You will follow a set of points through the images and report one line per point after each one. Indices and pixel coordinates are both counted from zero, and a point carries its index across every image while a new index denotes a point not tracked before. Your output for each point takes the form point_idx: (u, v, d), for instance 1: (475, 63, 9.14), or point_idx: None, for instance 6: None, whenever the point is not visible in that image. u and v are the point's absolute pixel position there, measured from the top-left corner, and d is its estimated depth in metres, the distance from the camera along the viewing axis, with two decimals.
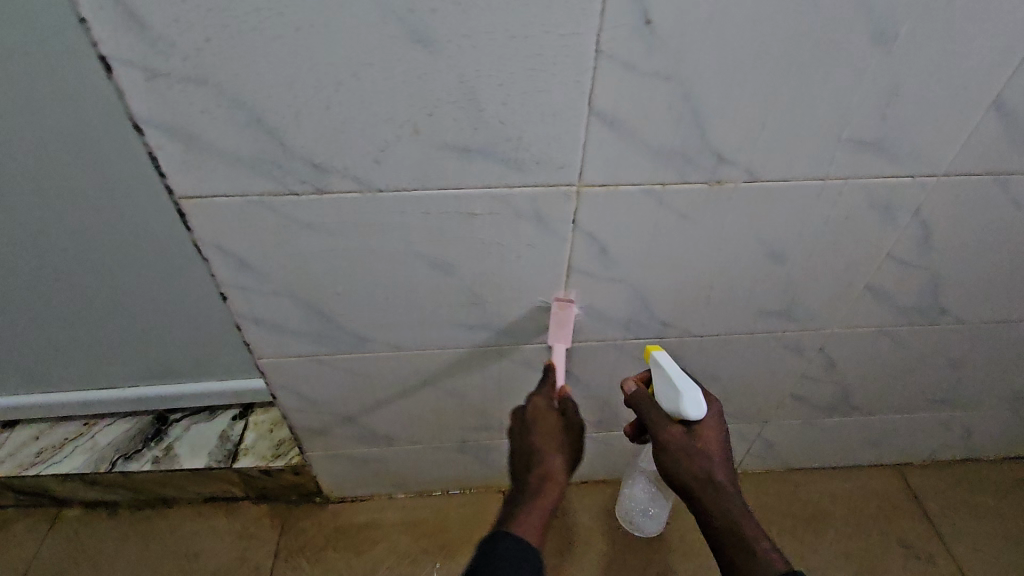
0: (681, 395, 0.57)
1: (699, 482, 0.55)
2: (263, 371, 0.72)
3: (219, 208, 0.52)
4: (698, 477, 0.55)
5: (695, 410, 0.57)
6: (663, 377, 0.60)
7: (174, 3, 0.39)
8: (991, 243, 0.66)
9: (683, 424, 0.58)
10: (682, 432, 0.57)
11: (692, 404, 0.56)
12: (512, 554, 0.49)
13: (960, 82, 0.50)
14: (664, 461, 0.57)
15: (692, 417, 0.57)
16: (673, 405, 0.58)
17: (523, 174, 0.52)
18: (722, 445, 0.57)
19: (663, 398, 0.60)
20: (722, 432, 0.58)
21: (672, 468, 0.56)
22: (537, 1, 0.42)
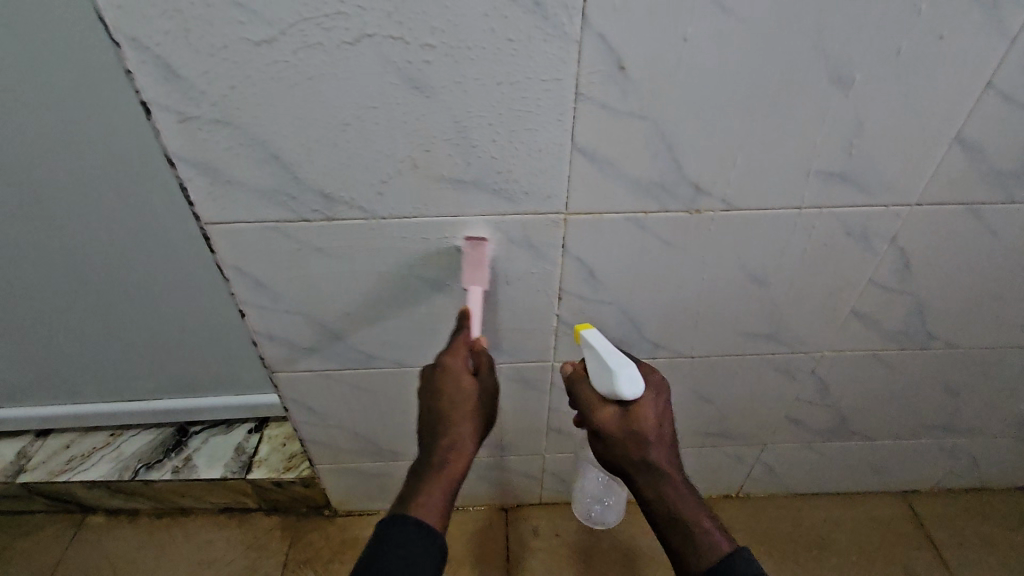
0: (613, 374, 0.55)
1: (636, 465, 0.57)
2: (276, 385, 0.77)
3: (239, 233, 0.58)
4: (635, 462, 0.56)
5: (632, 389, 0.55)
6: (595, 357, 0.58)
7: (205, 58, 0.46)
8: (971, 270, 0.68)
9: (617, 403, 0.57)
10: (616, 414, 0.56)
11: (626, 382, 0.55)
12: (406, 541, 0.50)
13: (924, 120, 0.53)
14: (601, 441, 0.58)
15: (628, 397, 0.55)
16: (607, 385, 0.56)
17: (514, 203, 0.57)
18: (659, 423, 0.57)
19: (596, 376, 0.58)
20: (660, 408, 0.57)
21: (609, 448, 0.58)
22: (520, 51, 0.47)
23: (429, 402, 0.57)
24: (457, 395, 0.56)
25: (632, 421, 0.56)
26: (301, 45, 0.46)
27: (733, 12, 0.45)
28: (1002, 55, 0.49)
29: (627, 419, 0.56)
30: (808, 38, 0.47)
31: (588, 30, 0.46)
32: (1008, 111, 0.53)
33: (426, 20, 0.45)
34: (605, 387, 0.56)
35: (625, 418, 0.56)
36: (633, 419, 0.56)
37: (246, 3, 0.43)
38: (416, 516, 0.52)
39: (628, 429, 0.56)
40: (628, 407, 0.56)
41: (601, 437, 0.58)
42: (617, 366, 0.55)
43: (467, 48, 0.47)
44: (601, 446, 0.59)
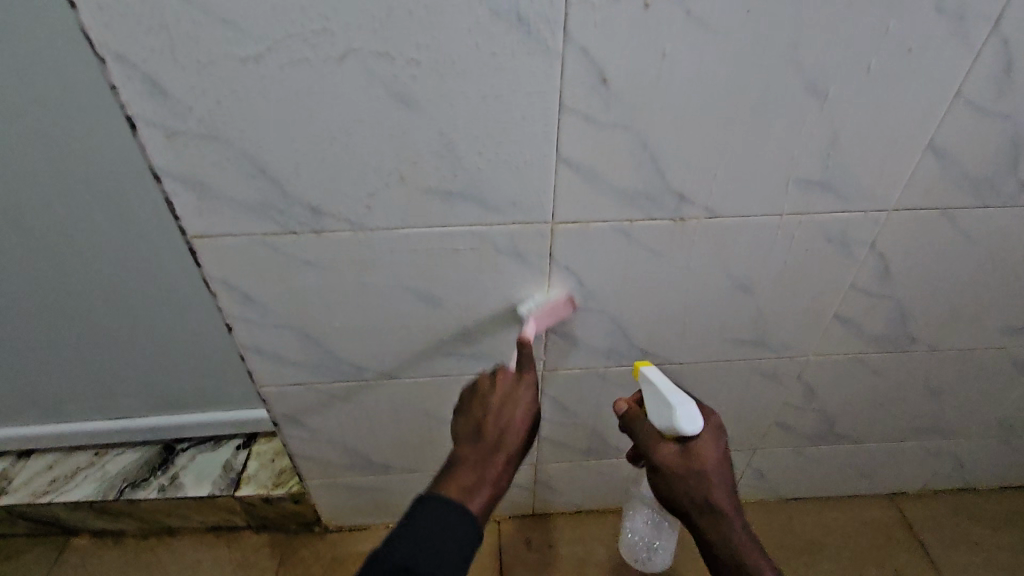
0: (674, 411, 0.55)
1: (697, 505, 0.57)
2: (264, 399, 0.76)
3: (226, 247, 0.58)
4: (697, 502, 0.57)
5: (691, 426, 0.55)
6: (656, 395, 0.59)
7: (191, 75, 0.46)
8: (948, 273, 0.69)
9: (678, 442, 0.58)
10: (678, 453, 0.57)
11: (686, 420, 0.55)
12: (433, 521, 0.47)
13: (898, 128, 0.54)
14: (662, 479, 0.59)
15: (688, 433, 0.55)
16: (668, 423, 0.57)
17: (500, 214, 0.58)
18: (720, 464, 0.57)
19: (655, 416, 0.58)
20: (721, 448, 0.58)
21: (671, 487, 0.59)
22: (504, 65, 0.48)
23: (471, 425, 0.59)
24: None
25: (695, 461, 0.57)
26: (287, 60, 0.46)
27: (711, 27, 0.47)
28: (968, 66, 0.51)
29: (690, 459, 0.57)
30: (784, 52, 0.48)
31: (570, 44, 0.47)
32: (976, 119, 0.54)
33: (412, 37, 0.46)
34: (664, 424, 0.57)
35: (689, 458, 0.57)
36: (695, 459, 0.57)
37: (231, 20, 0.44)
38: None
39: (691, 468, 0.57)
40: (690, 446, 0.57)
41: (661, 474, 0.59)
42: (676, 403, 0.56)
43: (452, 63, 0.47)
44: (660, 484, 0.60)
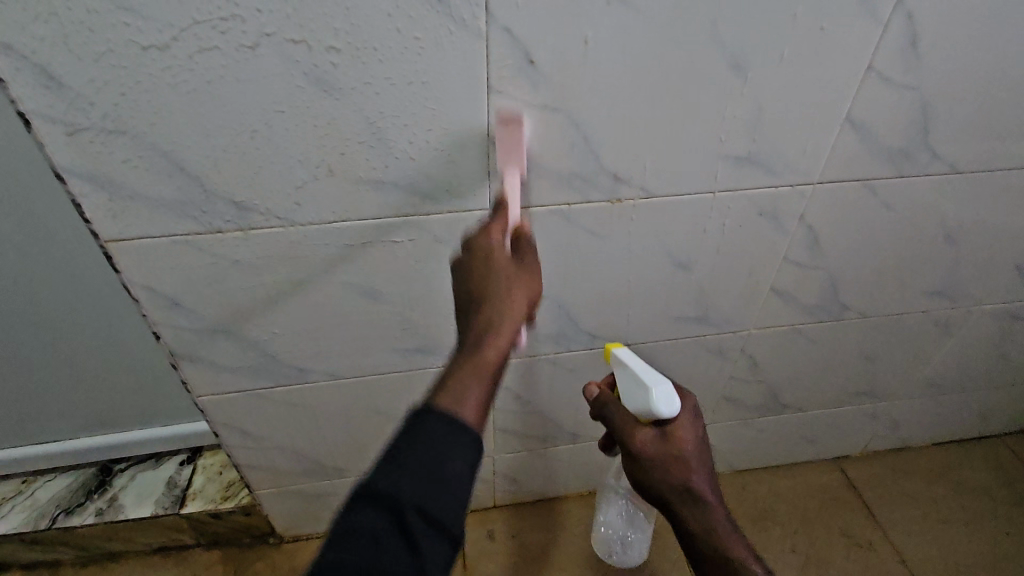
0: (650, 392, 0.55)
1: (676, 491, 0.57)
2: (202, 409, 0.73)
3: (145, 249, 0.55)
4: (676, 489, 0.56)
5: (669, 407, 0.54)
6: (632, 378, 0.58)
7: (89, 66, 0.43)
8: (874, 242, 0.73)
9: (656, 426, 0.56)
10: (656, 438, 0.56)
11: (662, 401, 0.54)
12: (439, 436, 0.37)
13: (817, 102, 0.56)
14: (639, 467, 0.57)
15: (665, 415, 0.55)
16: (644, 405, 0.56)
17: (436, 203, 0.57)
18: (698, 447, 0.57)
19: (630, 399, 0.58)
20: (698, 430, 0.57)
21: (648, 475, 0.57)
22: (428, 48, 0.47)
23: (460, 287, 0.47)
24: (513, 297, 0.45)
25: (675, 446, 0.56)
26: (195, 49, 0.43)
27: (633, 5, 0.47)
28: (877, 41, 0.53)
29: (669, 444, 0.56)
30: (704, 31, 0.49)
31: (493, 23, 0.46)
32: (888, 92, 0.57)
33: (330, 23, 0.44)
34: (641, 407, 0.56)
35: (668, 444, 0.56)
36: (673, 444, 0.56)
37: (128, 5, 0.41)
38: (442, 409, 0.39)
39: (671, 454, 0.56)
40: (667, 430, 0.56)
41: (638, 461, 0.57)
42: (651, 385, 0.55)
43: (373, 50, 0.46)
44: (637, 471, 0.58)
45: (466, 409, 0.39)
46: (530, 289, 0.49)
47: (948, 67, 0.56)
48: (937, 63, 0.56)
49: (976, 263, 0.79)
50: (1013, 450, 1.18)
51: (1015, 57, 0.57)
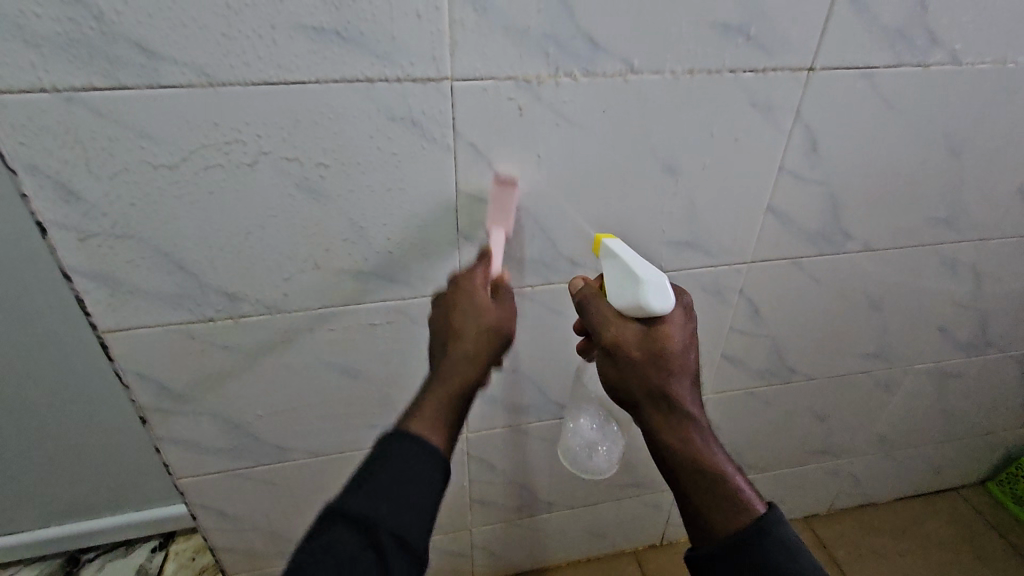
0: (641, 283, 0.48)
1: (653, 395, 0.49)
2: (182, 492, 0.74)
3: (140, 338, 0.59)
4: (654, 391, 0.49)
5: (662, 302, 0.48)
6: (623, 267, 0.51)
7: (105, 182, 0.49)
8: (809, 310, 0.81)
9: (641, 321, 0.50)
10: (639, 333, 0.49)
11: (656, 294, 0.48)
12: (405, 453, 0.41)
13: (741, 195, 0.65)
14: (614, 366, 0.50)
15: (658, 309, 0.48)
16: (632, 299, 0.49)
17: (412, 288, 0.63)
18: (685, 347, 0.49)
19: (616, 293, 0.51)
20: (687, 331, 0.50)
21: (623, 376, 0.50)
22: (404, 161, 0.54)
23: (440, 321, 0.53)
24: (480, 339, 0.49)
25: (658, 343, 0.49)
26: (201, 167, 0.50)
27: (575, 122, 0.56)
28: (784, 146, 0.63)
29: (651, 341, 0.49)
30: (637, 141, 0.58)
31: (459, 139, 0.54)
32: (799, 186, 0.67)
33: (319, 144, 0.51)
34: (628, 301, 0.50)
35: (651, 340, 0.49)
36: (658, 340, 0.49)
37: (145, 133, 0.48)
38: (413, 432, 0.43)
39: (653, 351, 0.48)
40: (653, 324, 0.49)
41: (615, 357, 0.50)
42: (644, 276, 0.48)
43: (357, 163, 0.53)
44: (612, 374, 0.51)
45: (433, 439, 0.43)
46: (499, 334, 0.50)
47: (847, 165, 0.66)
48: (837, 162, 0.66)
49: (902, 326, 0.88)
50: (970, 502, 1.23)
51: (901, 155, 0.67)
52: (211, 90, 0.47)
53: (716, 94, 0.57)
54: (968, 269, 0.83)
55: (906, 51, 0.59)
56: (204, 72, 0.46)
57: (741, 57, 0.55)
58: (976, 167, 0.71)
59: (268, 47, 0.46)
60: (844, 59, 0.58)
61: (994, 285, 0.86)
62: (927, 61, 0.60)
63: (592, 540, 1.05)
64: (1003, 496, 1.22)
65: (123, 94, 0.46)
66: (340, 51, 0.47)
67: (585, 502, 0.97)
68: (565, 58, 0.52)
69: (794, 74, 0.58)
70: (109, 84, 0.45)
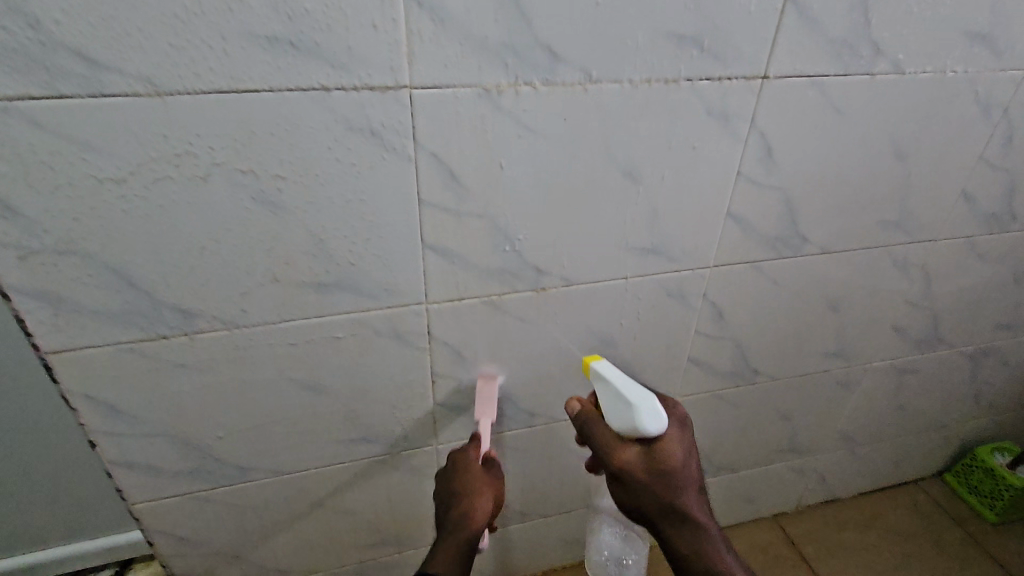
0: (636, 408, 0.57)
1: (663, 510, 0.58)
2: (137, 518, 0.71)
3: (88, 359, 0.56)
4: (664, 506, 0.57)
5: (655, 422, 0.56)
6: (613, 394, 0.60)
7: (45, 197, 0.47)
8: (771, 313, 0.83)
9: (641, 443, 0.58)
10: (640, 453, 0.58)
11: (649, 417, 0.56)
12: None
13: (701, 202, 0.67)
14: (626, 487, 0.59)
15: (651, 431, 0.56)
16: (629, 423, 0.58)
17: (376, 300, 0.62)
18: (686, 462, 0.58)
19: (610, 415, 0.60)
20: (685, 444, 0.59)
21: (634, 495, 0.59)
22: (364, 170, 0.53)
23: None
24: None
25: (659, 462, 0.58)
26: (150, 179, 0.48)
27: (538, 132, 0.56)
28: (741, 153, 0.64)
29: (654, 461, 0.58)
30: (599, 150, 0.59)
31: (420, 149, 0.54)
32: (757, 192, 0.68)
33: (275, 155, 0.50)
34: (626, 425, 0.58)
35: (652, 459, 0.58)
36: (659, 461, 0.58)
37: (87, 143, 0.46)
38: None
39: (655, 470, 0.57)
40: (653, 446, 0.58)
41: (624, 480, 0.59)
42: (638, 400, 0.57)
43: (315, 175, 0.52)
44: (625, 491, 0.59)
45: None
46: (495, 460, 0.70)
47: (802, 170, 0.68)
48: (792, 168, 0.68)
49: (859, 326, 0.90)
50: (929, 494, 1.28)
51: (852, 161, 0.70)
52: (160, 100, 0.45)
53: (674, 104, 0.58)
54: (919, 269, 0.86)
55: (852, 61, 0.61)
56: (151, 82, 0.44)
57: (697, 67, 0.56)
58: (922, 171, 0.74)
59: (219, 58, 0.45)
60: (795, 69, 0.60)
61: (942, 283, 0.90)
62: (873, 71, 0.63)
63: (567, 548, 1.04)
64: (960, 487, 1.27)
65: (63, 104, 0.44)
66: (295, 61, 0.47)
67: (559, 511, 0.97)
68: (525, 68, 0.52)
69: (748, 83, 0.59)
70: (48, 95, 0.43)
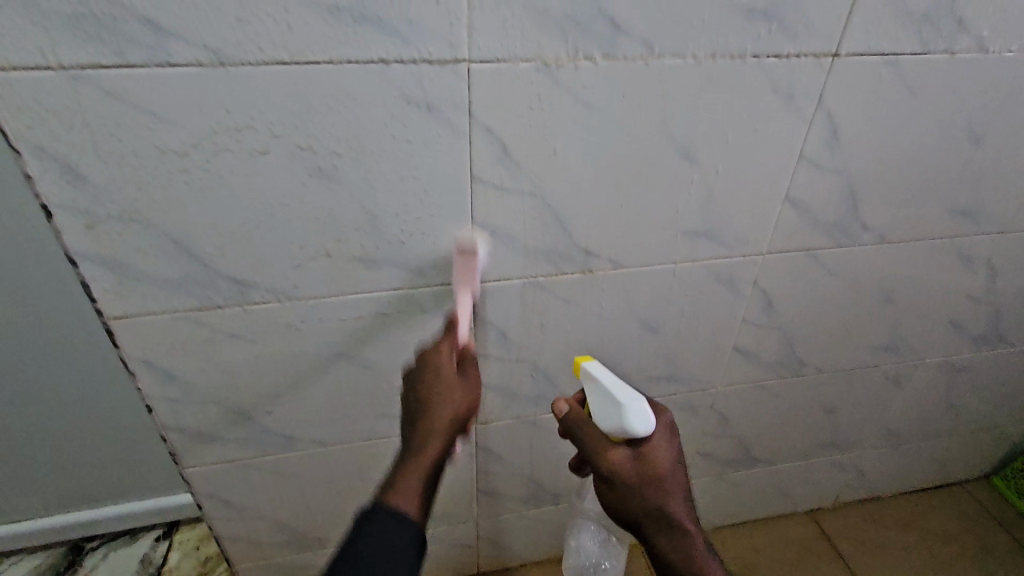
0: (625, 411, 0.54)
1: (651, 515, 0.55)
2: (188, 481, 0.73)
3: (148, 326, 0.58)
4: (651, 511, 0.55)
5: (644, 424, 0.54)
6: (603, 395, 0.57)
7: (113, 166, 0.48)
8: (822, 303, 0.80)
9: (629, 446, 0.55)
10: (630, 457, 0.55)
11: (637, 418, 0.54)
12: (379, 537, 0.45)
13: (758, 184, 0.64)
14: (613, 489, 0.56)
15: (640, 432, 0.54)
16: (618, 425, 0.55)
17: (423, 277, 0.62)
18: (673, 466, 0.56)
19: (601, 418, 0.57)
20: (672, 448, 0.56)
21: (623, 500, 0.55)
22: (419, 144, 0.53)
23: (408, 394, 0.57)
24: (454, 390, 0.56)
25: (648, 467, 0.55)
26: (212, 153, 0.49)
27: (595, 109, 0.54)
28: (804, 134, 0.61)
29: (642, 464, 0.55)
30: (658, 129, 0.57)
31: (476, 125, 0.53)
32: (819, 176, 0.65)
33: (333, 131, 0.50)
34: (615, 427, 0.55)
35: (641, 463, 0.55)
36: (647, 463, 0.55)
37: (153, 111, 0.46)
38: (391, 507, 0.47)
39: (645, 474, 0.54)
40: (641, 449, 0.55)
41: (613, 482, 0.56)
42: (626, 403, 0.54)
43: (370, 150, 0.52)
44: (613, 496, 0.56)
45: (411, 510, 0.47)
46: (472, 358, 0.60)
47: (867, 155, 0.65)
48: (856, 150, 0.64)
49: (914, 321, 0.87)
50: (973, 497, 1.23)
51: (922, 146, 0.66)
52: (224, 70, 0.45)
53: (736, 82, 0.56)
54: (984, 262, 0.82)
55: (931, 39, 0.58)
56: (216, 53, 0.44)
57: (764, 43, 0.54)
58: (996, 158, 0.70)
59: (284, 33, 0.45)
60: (869, 46, 0.57)
61: (1008, 278, 0.85)
62: (953, 49, 0.59)
63: None
64: (1008, 492, 1.22)
65: (132, 73, 0.44)
66: (357, 34, 0.46)
67: None
68: (586, 41, 0.50)
69: (817, 60, 0.56)
70: (119, 63, 0.43)
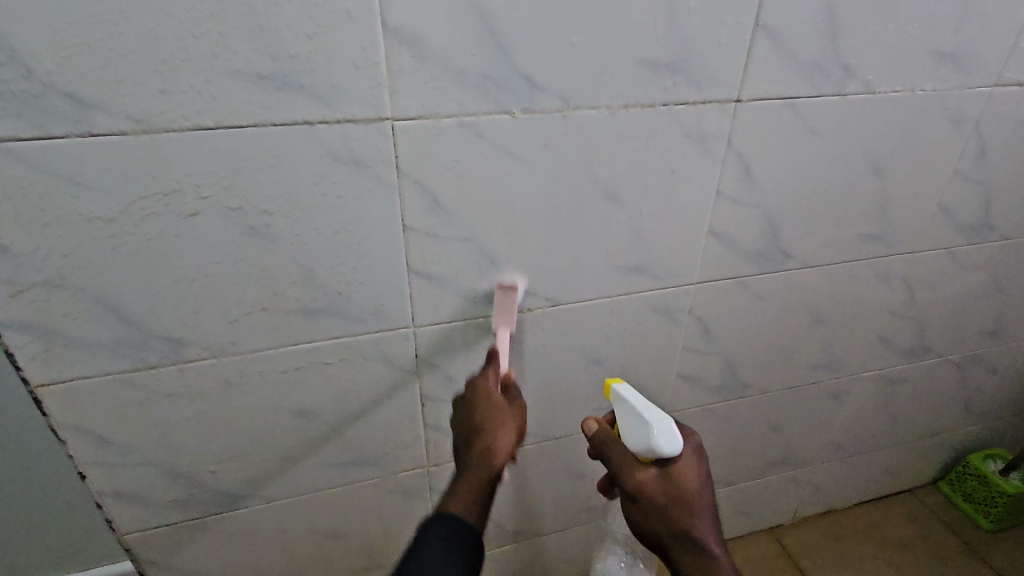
0: (652, 428, 0.54)
1: (676, 538, 0.53)
2: (128, 548, 0.70)
3: (79, 390, 0.57)
4: (675, 532, 0.53)
5: (670, 442, 0.54)
6: (631, 413, 0.58)
7: (35, 235, 0.48)
8: (756, 327, 0.84)
9: (657, 466, 0.55)
10: (656, 477, 0.55)
11: (665, 438, 0.54)
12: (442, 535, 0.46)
13: (681, 220, 0.68)
14: (638, 509, 0.55)
15: (667, 451, 0.54)
16: (644, 443, 0.55)
17: (363, 325, 0.62)
18: (703, 490, 0.54)
19: (629, 438, 0.57)
20: (701, 472, 0.55)
21: (647, 520, 0.54)
22: (349, 199, 0.54)
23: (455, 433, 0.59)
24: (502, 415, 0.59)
25: (674, 487, 0.54)
26: (139, 217, 0.49)
27: (519, 157, 0.57)
28: (719, 172, 0.66)
29: (670, 484, 0.54)
30: (581, 173, 0.60)
31: (404, 177, 0.55)
32: (738, 210, 0.70)
33: (262, 191, 0.51)
34: (641, 444, 0.55)
35: (669, 483, 0.54)
36: (674, 484, 0.54)
37: (75, 179, 0.46)
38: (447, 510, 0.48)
39: (671, 494, 0.53)
40: (669, 469, 0.55)
41: (638, 501, 0.55)
42: (653, 420, 0.54)
43: (300, 206, 0.53)
44: (637, 517, 0.55)
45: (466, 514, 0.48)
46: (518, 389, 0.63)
47: (780, 188, 0.70)
48: (769, 185, 0.69)
49: (845, 338, 0.92)
50: (923, 502, 1.28)
51: (829, 179, 0.71)
52: (147, 138, 0.46)
53: (651, 128, 0.60)
54: (901, 280, 0.88)
55: (823, 83, 0.63)
56: (139, 122, 0.46)
57: (672, 93, 0.58)
58: (897, 186, 0.76)
59: (206, 101, 0.46)
60: (768, 91, 0.62)
61: (926, 294, 0.91)
62: (845, 91, 0.64)
63: (561, 566, 1.04)
64: (955, 496, 1.27)
65: (52, 144, 0.45)
66: (279, 98, 0.48)
67: (553, 529, 0.97)
68: (505, 96, 0.53)
69: (722, 106, 0.61)
70: (38, 135, 0.44)
